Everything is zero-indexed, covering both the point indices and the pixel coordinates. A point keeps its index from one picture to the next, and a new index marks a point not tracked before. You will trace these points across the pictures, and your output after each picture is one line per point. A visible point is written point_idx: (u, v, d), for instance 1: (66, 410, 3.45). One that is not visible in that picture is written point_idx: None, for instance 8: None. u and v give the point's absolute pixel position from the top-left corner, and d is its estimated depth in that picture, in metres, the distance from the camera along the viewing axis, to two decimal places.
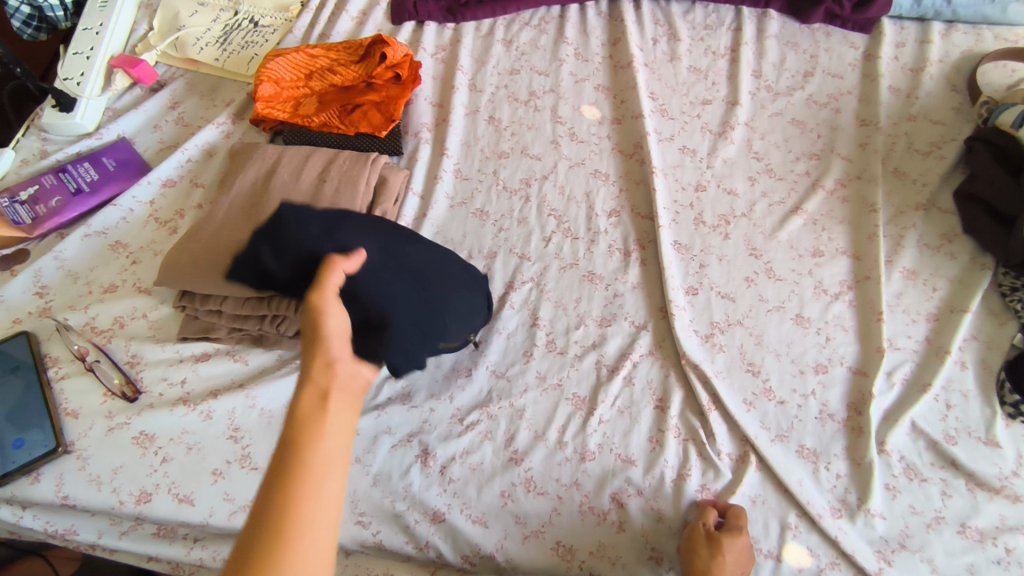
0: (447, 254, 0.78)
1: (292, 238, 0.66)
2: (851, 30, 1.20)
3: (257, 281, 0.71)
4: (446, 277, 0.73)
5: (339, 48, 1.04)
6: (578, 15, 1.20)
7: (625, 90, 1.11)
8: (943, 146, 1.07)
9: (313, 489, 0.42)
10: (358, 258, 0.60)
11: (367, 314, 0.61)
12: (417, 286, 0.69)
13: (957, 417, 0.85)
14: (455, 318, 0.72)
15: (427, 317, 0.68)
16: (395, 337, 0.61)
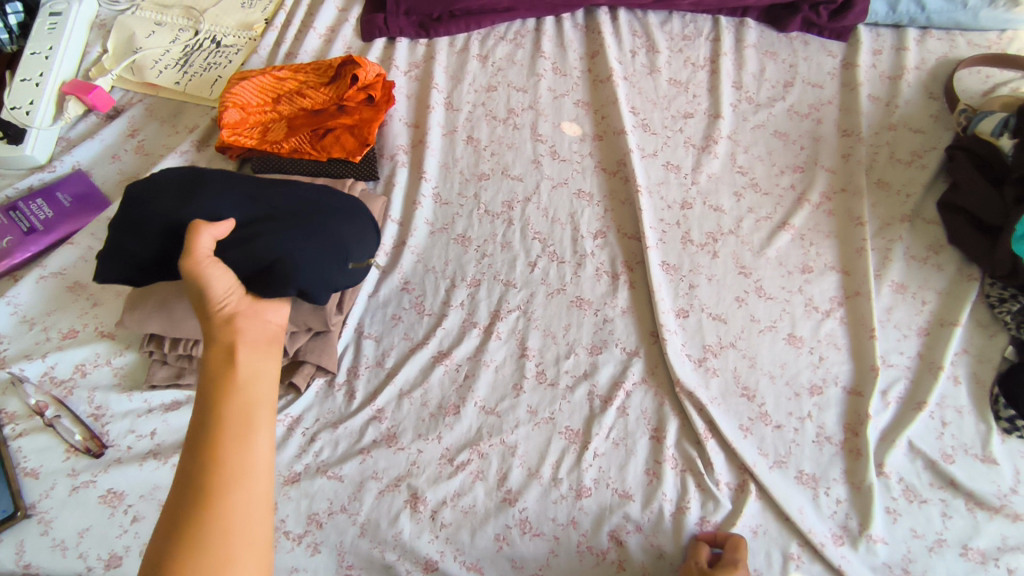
0: (336, 195, 0.77)
1: (157, 214, 0.66)
2: (828, 38, 1.19)
3: (132, 271, 0.70)
4: (330, 214, 0.72)
5: (308, 70, 0.99)
6: (553, 28, 1.17)
7: (605, 105, 1.08)
8: (925, 154, 1.07)
9: (235, 481, 0.51)
10: (228, 223, 0.63)
11: (261, 262, 0.64)
12: (294, 214, 0.69)
13: (953, 435, 0.85)
14: (346, 226, 0.73)
15: (316, 245, 0.68)
16: (298, 270, 0.64)
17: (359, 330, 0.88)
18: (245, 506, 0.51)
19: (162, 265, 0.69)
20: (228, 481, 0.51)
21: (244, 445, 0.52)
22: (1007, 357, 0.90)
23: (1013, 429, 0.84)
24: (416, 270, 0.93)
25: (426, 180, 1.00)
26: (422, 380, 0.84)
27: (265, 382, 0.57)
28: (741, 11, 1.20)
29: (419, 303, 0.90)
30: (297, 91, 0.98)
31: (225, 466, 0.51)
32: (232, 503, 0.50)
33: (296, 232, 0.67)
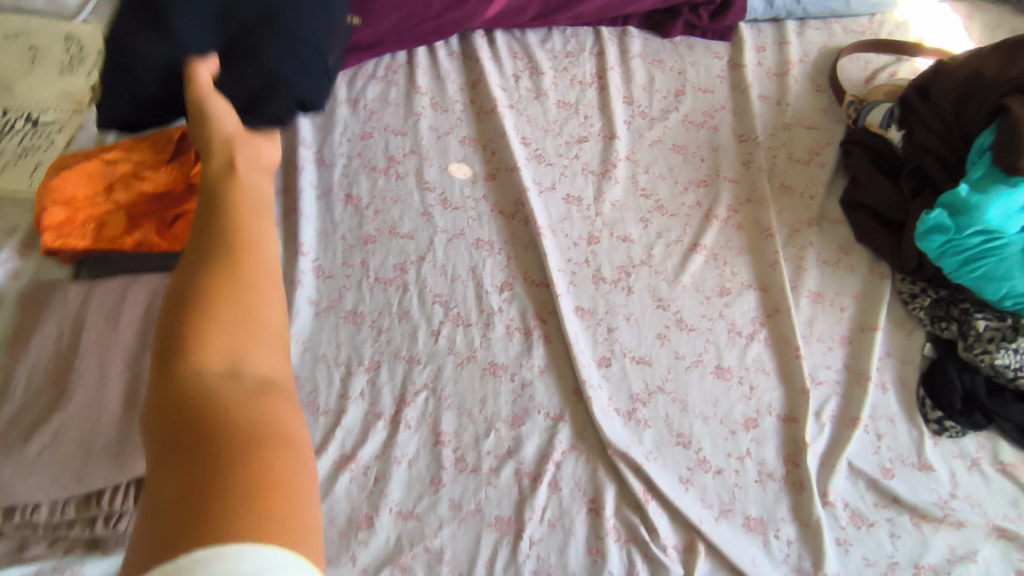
0: None
1: (133, 53, 0.61)
2: (712, 40, 1.15)
3: (131, 112, 0.67)
4: None
5: (145, 148, 0.87)
6: (427, 58, 1.07)
7: (494, 139, 1.00)
8: (821, 152, 1.05)
9: (260, 275, 0.38)
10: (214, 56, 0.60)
11: (255, 78, 0.60)
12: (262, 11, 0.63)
13: (889, 447, 0.83)
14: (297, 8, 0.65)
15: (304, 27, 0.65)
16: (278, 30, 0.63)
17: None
18: (295, 440, 0.33)
19: (161, 104, 0.66)
20: (264, 412, 0.33)
21: (254, 302, 0.36)
22: (927, 356, 0.89)
23: (943, 431, 0.83)
24: (306, 360, 0.82)
25: (304, 253, 0.88)
26: (326, 493, 0.74)
27: (268, 222, 0.42)
28: (622, 20, 1.14)
29: (313, 401, 0.80)
30: (135, 174, 0.84)
31: (246, 281, 0.37)
32: (255, 320, 0.36)
33: (289, 39, 0.63)
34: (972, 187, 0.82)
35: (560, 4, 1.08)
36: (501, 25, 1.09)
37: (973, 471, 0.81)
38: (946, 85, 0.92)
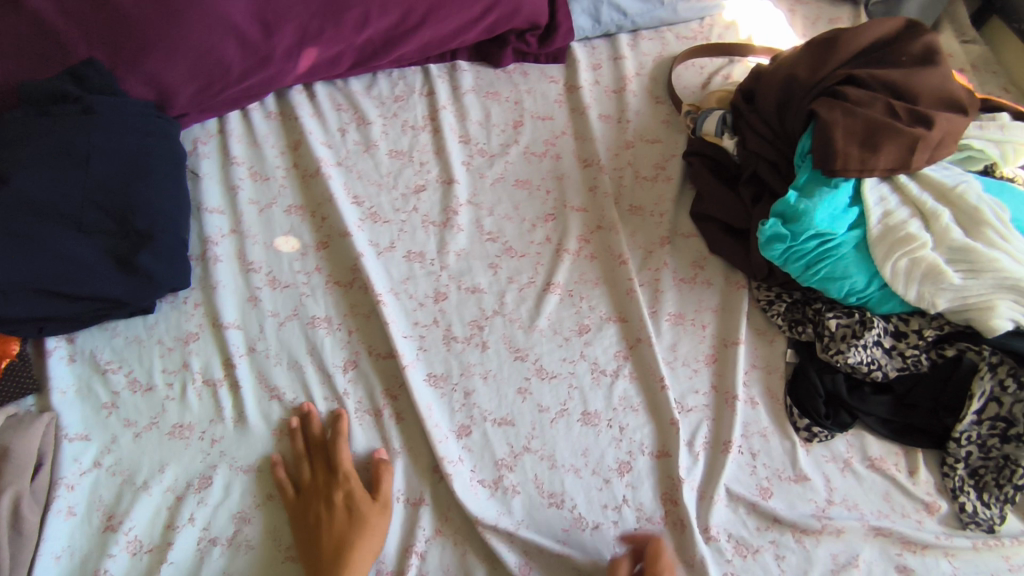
0: (117, 120, 0.86)
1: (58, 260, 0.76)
2: (546, 63, 1.12)
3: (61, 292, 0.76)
4: (138, 141, 0.86)
5: None
6: (242, 125, 0.99)
7: (322, 203, 0.93)
8: (667, 164, 1.03)
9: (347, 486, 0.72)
10: (124, 228, 0.82)
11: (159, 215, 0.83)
12: (125, 171, 0.84)
13: (764, 464, 0.81)
14: (150, 146, 0.87)
15: (160, 164, 0.87)
16: (161, 171, 0.86)
17: None
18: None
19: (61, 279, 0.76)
20: None
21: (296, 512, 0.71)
22: (789, 361, 0.88)
23: (813, 437, 0.82)
24: (121, 494, 0.71)
25: (110, 369, 0.78)
26: None
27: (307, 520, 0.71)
28: (450, 54, 1.09)
29: (132, 540, 0.69)
30: None
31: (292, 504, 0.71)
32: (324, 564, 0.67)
33: (154, 179, 0.85)
34: (800, 193, 0.82)
35: (377, 48, 1.02)
36: (317, 79, 1.02)
37: (846, 473, 0.80)
38: (766, 87, 0.93)
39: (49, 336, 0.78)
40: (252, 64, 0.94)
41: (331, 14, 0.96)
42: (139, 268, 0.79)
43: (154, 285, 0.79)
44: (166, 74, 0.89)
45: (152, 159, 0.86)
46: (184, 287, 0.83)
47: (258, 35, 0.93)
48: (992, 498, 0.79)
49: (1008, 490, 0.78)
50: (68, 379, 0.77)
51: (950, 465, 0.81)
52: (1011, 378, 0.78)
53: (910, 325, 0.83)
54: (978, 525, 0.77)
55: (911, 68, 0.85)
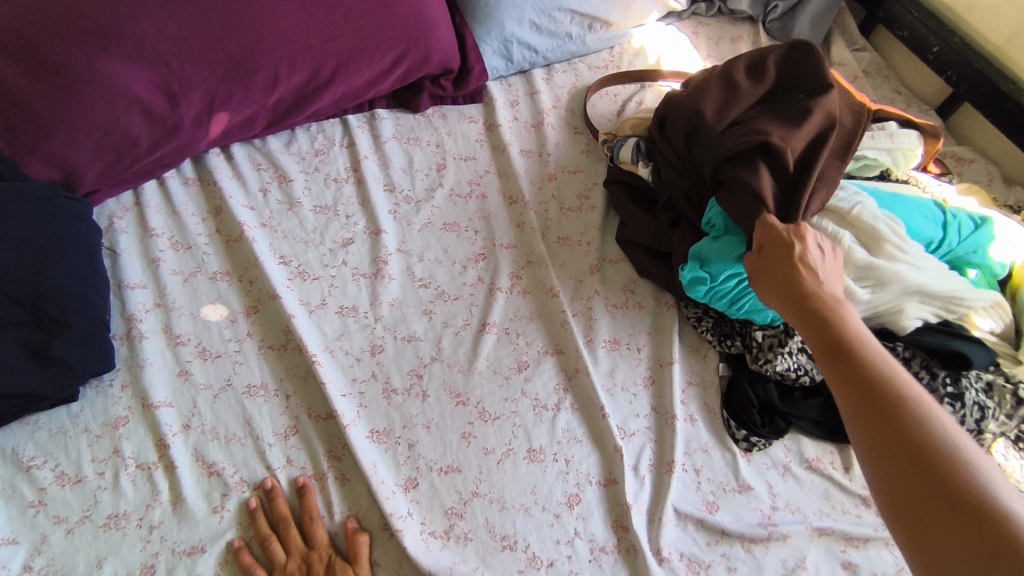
0: (21, 207, 0.83)
1: None
2: (464, 104, 1.14)
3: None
4: (46, 228, 0.84)
5: None
6: (158, 194, 0.98)
7: (249, 267, 0.92)
8: (590, 194, 1.06)
9: None
10: (39, 318, 0.79)
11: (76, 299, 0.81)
12: (35, 259, 0.81)
13: (708, 478, 0.83)
14: (59, 231, 0.85)
15: (72, 249, 0.85)
16: (74, 255, 0.85)
17: None
18: None
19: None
20: None
21: None
22: (722, 374, 0.91)
23: (751, 447, 0.84)
24: None
25: (34, 466, 0.75)
26: None
27: None
28: (367, 104, 1.10)
29: None
30: None
31: None
32: None
33: (66, 265, 0.83)
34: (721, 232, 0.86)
35: (290, 106, 1.02)
36: (233, 141, 1.02)
37: (786, 477, 0.83)
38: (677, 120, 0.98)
39: None
40: (161, 135, 0.93)
41: (238, 77, 0.95)
42: (55, 356, 0.76)
43: (74, 371, 0.77)
44: (69, 153, 0.87)
45: (63, 244, 0.84)
46: (109, 369, 0.81)
47: (163, 105, 0.92)
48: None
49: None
50: None
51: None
52: (926, 370, 0.86)
53: None
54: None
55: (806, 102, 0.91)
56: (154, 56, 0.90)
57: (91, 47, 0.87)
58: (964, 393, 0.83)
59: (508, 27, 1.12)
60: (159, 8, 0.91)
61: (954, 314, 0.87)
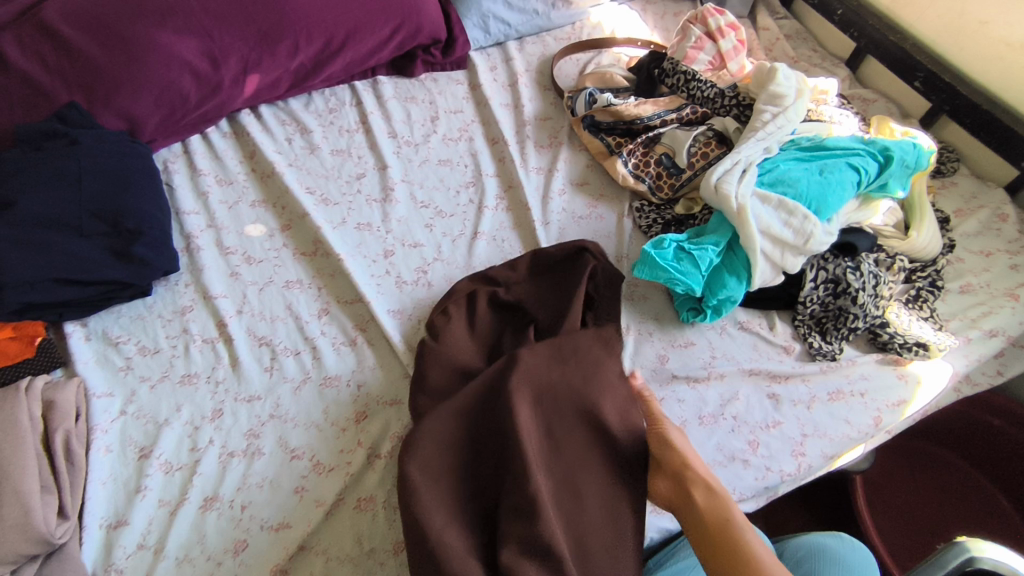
0: (102, 146, 1.04)
1: (73, 255, 0.93)
2: (451, 70, 1.36)
3: (80, 274, 0.92)
4: (120, 162, 1.04)
5: None
6: (202, 144, 1.18)
7: (281, 196, 1.12)
8: (559, 134, 1.28)
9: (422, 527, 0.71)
10: (119, 226, 0.99)
11: (148, 214, 1.01)
12: (114, 184, 1.02)
13: (660, 336, 1.03)
14: (131, 164, 1.05)
15: (140, 178, 1.05)
16: (142, 181, 1.05)
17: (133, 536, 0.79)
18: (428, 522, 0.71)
19: (79, 266, 0.93)
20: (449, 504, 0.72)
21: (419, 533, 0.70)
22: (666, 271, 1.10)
23: (696, 312, 1.02)
24: (148, 432, 0.87)
25: (121, 342, 0.94)
26: (196, 537, 0.79)
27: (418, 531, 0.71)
28: (370, 71, 1.32)
29: (164, 463, 0.84)
30: None
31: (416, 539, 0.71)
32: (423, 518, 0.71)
33: (137, 189, 1.03)
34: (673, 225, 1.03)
35: (308, 71, 1.24)
36: (261, 101, 1.23)
37: (723, 335, 1.03)
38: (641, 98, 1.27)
39: (67, 322, 0.94)
40: (205, 92, 1.15)
41: (266, 45, 1.17)
42: (136, 256, 0.95)
43: (151, 266, 0.96)
44: (133, 107, 1.08)
45: (133, 175, 1.04)
46: (174, 271, 1.00)
47: (207, 68, 1.13)
48: (832, 336, 1.02)
49: (843, 329, 1.01)
50: (87, 353, 0.92)
51: (800, 319, 1.05)
52: (832, 255, 1.03)
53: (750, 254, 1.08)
54: (824, 356, 1.01)
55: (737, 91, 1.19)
56: (200, 30, 1.13)
57: (151, 24, 1.10)
58: (861, 264, 1.01)
59: (485, 4, 1.36)
60: None
61: (857, 221, 1.06)
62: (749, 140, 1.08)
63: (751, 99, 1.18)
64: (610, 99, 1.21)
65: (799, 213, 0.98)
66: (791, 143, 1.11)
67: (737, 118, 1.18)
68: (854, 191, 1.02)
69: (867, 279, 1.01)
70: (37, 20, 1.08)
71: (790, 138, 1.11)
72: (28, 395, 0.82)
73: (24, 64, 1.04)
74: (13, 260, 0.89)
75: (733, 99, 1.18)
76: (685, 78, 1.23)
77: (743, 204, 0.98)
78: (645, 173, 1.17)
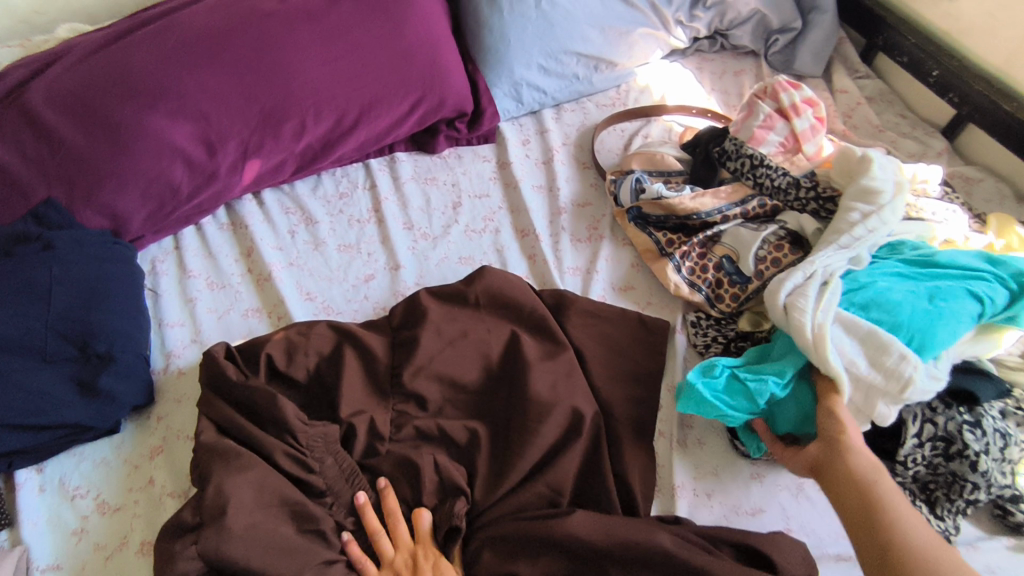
0: (81, 249, 0.93)
1: (32, 387, 0.81)
2: (477, 145, 1.21)
3: (37, 413, 0.79)
4: (100, 267, 0.93)
5: None
6: (196, 238, 1.06)
7: (278, 303, 0.98)
8: (599, 224, 1.10)
9: None
10: (89, 345, 0.86)
11: (126, 331, 0.89)
12: (92, 295, 0.90)
13: (721, 500, 0.83)
14: (114, 270, 0.94)
15: (123, 286, 0.93)
16: (121, 290, 0.93)
17: None
18: None
19: (39, 402, 0.80)
20: None
21: None
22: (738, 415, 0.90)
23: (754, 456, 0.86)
24: None
25: (78, 494, 0.80)
26: None
27: None
28: (388, 148, 1.18)
29: None
30: None
31: None
32: None
33: (117, 300, 0.91)
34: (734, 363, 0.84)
35: (317, 151, 1.10)
36: (264, 185, 1.10)
37: (800, 499, 0.83)
38: (696, 178, 1.08)
39: (19, 469, 0.81)
40: (200, 181, 1.02)
41: (269, 127, 1.04)
42: (101, 390, 0.82)
43: (119, 401, 0.83)
44: (119, 202, 0.96)
45: (114, 283, 0.93)
46: (146, 401, 0.87)
47: (202, 155, 1.01)
48: (944, 510, 0.80)
49: (958, 503, 0.79)
50: (37, 509, 0.78)
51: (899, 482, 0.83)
52: (941, 404, 0.82)
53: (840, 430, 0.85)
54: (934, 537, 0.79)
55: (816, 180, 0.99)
56: (195, 114, 0.99)
57: (140, 106, 0.97)
58: (982, 420, 0.79)
59: (517, 71, 1.20)
60: (201, 68, 1.00)
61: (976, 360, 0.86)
62: (829, 245, 0.89)
63: (834, 189, 0.97)
64: (660, 191, 1.03)
65: (894, 350, 0.78)
66: (888, 249, 0.91)
67: (816, 213, 0.99)
68: (972, 325, 0.80)
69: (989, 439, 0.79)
70: (20, 105, 0.96)
71: (888, 243, 0.91)
72: None
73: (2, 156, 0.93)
74: None
75: (810, 190, 0.98)
76: (751, 165, 1.03)
77: (820, 330, 0.80)
78: (702, 281, 0.98)
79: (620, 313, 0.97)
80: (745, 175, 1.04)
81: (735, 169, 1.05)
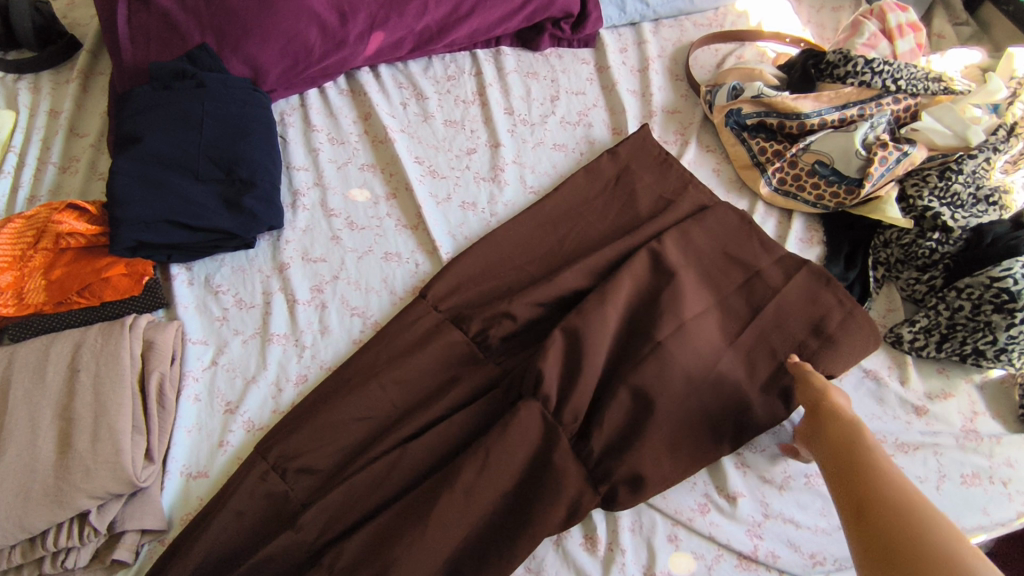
0: (229, 86, 1.03)
1: (189, 197, 0.93)
2: (578, 48, 1.28)
3: (193, 217, 0.92)
4: (243, 105, 1.03)
5: (33, 232, 0.88)
6: (319, 99, 1.17)
7: (391, 162, 1.10)
8: (687, 131, 1.18)
9: None
10: (236, 168, 0.97)
11: (264, 164, 1.00)
12: (238, 127, 1.01)
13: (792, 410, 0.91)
14: (256, 110, 1.04)
15: (262, 124, 1.04)
16: (260, 129, 1.03)
17: (212, 487, 0.80)
18: None
19: (193, 207, 0.93)
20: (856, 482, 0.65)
21: None
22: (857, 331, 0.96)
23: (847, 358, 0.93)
24: (235, 387, 0.87)
25: (219, 292, 0.94)
26: None
27: None
28: (495, 41, 1.26)
29: (247, 421, 0.84)
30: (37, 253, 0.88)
31: None
32: None
33: (259, 135, 1.02)
34: None
35: (433, 34, 1.19)
36: (383, 60, 1.19)
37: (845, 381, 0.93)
38: (796, 86, 1.15)
39: (174, 264, 0.95)
40: (330, 46, 1.11)
41: (396, 4, 1.14)
42: (245, 208, 0.95)
43: (261, 221, 0.96)
44: (261, 55, 1.06)
45: (258, 120, 1.03)
46: (278, 227, 0.99)
47: (336, 22, 1.10)
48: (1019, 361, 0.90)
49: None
50: (188, 298, 0.93)
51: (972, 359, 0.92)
52: (998, 293, 0.88)
53: (918, 324, 0.94)
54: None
55: (917, 101, 1.06)
56: None
57: None
58: None
59: None
60: None
61: None
62: (944, 106, 1.01)
63: (942, 76, 1.06)
64: (762, 89, 1.10)
65: None
66: None
67: (907, 125, 1.06)
68: None
69: (1014, 350, 0.89)
70: None
71: None
72: (132, 333, 0.83)
73: (165, 3, 1.04)
74: (133, 196, 0.90)
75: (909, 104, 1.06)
76: (865, 63, 1.07)
77: None
78: (794, 191, 1.07)
79: (701, 203, 1.05)
80: (850, 82, 1.08)
81: (843, 74, 1.09)
